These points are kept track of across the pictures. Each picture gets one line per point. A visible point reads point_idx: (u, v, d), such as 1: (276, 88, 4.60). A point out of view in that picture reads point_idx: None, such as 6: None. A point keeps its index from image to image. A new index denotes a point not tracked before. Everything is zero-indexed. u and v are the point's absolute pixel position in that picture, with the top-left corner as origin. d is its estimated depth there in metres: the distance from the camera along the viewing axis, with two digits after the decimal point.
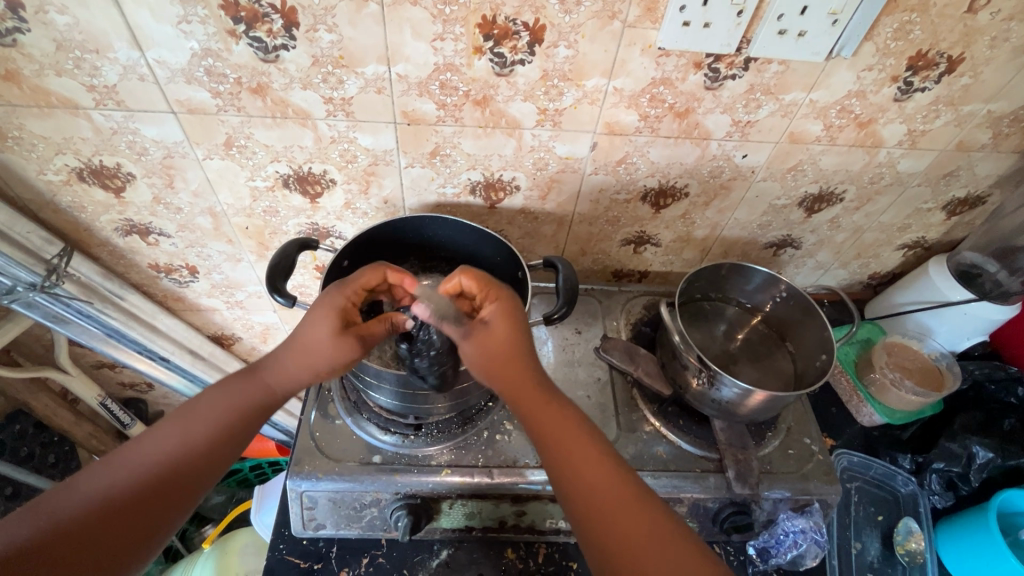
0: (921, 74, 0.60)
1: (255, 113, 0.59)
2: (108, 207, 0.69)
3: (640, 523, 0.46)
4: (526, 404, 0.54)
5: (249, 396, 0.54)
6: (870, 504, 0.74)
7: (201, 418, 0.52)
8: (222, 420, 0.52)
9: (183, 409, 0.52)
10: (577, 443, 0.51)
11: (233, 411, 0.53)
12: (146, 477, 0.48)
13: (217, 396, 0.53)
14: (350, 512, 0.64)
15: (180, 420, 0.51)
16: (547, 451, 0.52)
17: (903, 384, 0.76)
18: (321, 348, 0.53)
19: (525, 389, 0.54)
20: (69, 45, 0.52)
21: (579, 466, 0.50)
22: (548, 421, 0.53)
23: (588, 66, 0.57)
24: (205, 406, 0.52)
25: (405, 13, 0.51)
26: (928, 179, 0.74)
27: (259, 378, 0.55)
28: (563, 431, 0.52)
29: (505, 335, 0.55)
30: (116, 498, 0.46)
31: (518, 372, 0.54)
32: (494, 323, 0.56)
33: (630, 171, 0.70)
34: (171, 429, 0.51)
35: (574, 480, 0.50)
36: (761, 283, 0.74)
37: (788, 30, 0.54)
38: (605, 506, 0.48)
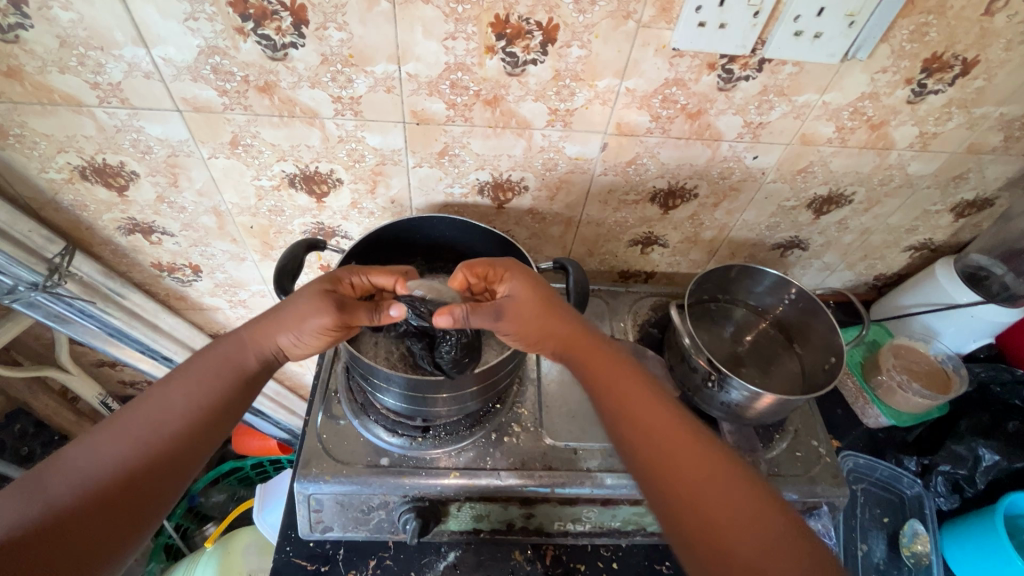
0: (935, 76, 0.60)
1: (262, 111, 0.58)
2: (111, 206, 0.68)
3: (699, 457, 0.46)
4: (576, 353, 0.55)
5: (236, 364, 0.53)
6: (876, 505, 0.75)
7: (185, 387, 0.51)
8: (209, 390, 0.51)
9: (164, 382, 0.51)
10: (633, 388, 0.52)
11: (219, 381, 0.52)
12: (139, 451, 0.47)
13: (196, 366, 0.52)
14: (357, 514, 0.63)
15: (164, 393, 0.50)
16: (602, 397, 0.53)
17: (910, 387, 0.76)
18: (302, 312, 0.53)
19: (568, 338, 0.55)
20: (73, 42, 0.51)
21: (635, 408, 0.51)
22: (602, 369, 0.54)
23: (600, 67, 0.56)
24: (186, 377, 0.51)
25: (417, 11, 0.50)
26: (937, 181, 0.74)
27: (241, 346, 0.54)
28: (617, 377, 0.53)
29: (531, 299, 0.55)
30: (110, 474, 0.45)
31: (562, 326, 0.55)
32: (518, 292, 0.56)
33: (639, 171, 0.69)
34: (157, 403, 0.49)
35: (631, 421, 0.50)
36: (770, 286, 0.74)
37: (804, 31, 0.53)
38: (655, 431, 0.48)
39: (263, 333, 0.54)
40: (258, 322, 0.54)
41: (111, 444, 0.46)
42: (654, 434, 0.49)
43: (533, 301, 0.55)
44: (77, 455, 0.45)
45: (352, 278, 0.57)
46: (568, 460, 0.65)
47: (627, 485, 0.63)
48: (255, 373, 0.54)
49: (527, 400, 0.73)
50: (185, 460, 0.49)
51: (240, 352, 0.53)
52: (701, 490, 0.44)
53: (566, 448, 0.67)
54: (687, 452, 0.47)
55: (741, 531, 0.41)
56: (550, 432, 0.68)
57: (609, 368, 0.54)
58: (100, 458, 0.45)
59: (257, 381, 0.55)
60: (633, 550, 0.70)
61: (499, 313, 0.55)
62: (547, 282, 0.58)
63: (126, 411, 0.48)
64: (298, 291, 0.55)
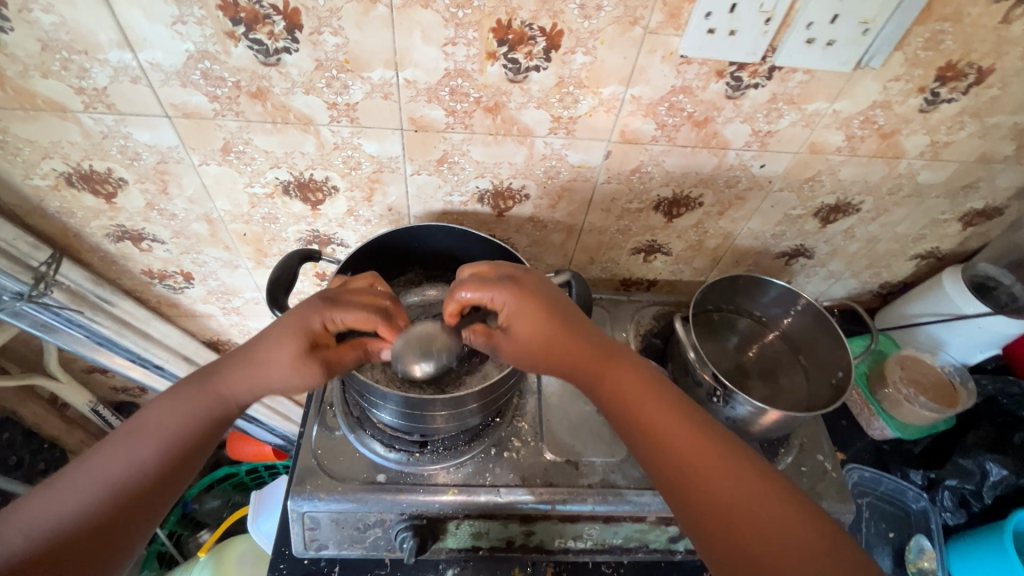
0: (949, 85, 0.58)
1: (254, 118, 0.56)
2: (99, 213, 0.66)
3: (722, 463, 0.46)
4: (590, 369, 0.53)
5: (203, 408, 0.50)
6: (881, 520, 0.73)
7: (154, 432, 0.49)
8: (174, 435, 0.49)
9: (130, 423, 0.49)
10: (648, 394, 0.51)
11: (185, 425, 0.49)
12: (99, 502, 0.45)
13: (169, 408, 0.50)
14: (353, 532, 0.62)
15: (130, 436, 0.48)
16: (617, 407, 0.52)
17: (917, 400, 0.75)
18: (276, 370, 0.50)
19: (570, 352, 0.53)
20: (55, 46, 0.48)
21: (652, 417, 0.50)
22: (615, 377, 0.52)
23: (605, 74, 0.55)
24: (158, 420, 0.49)
25: (416, 16, 0.48)
26: (947, 190, 0.73)
27: (214, 392, 0.51)
28: (632, 386, 0.52)
29: (533, 334, 0.52)
30: (66, 525, 0.44)
31: (568, 346, 0.52)
32: (515, 327, 0.53)
33: (644, 180, 0.67)
34: (121, 446, 0.48)
35: (650, 432, 0.49)
36: (777, 297, 0.72)
37: (816, 39, 0.52)
38: (658, 423, 0.49)
39: (233, 378, 0.51)
40: (228, 364, 0.51)
41: (75, 490, 0.45)
42: (676, 445, 0.48)
43: (533, 336, 0.52)
44: (37, 501, 0.45)
45: (323, 324, 0.51)
46: (569, 476, 0.64)
47: (629, 502, 0.61)
48: (225, 417, 0.52)
49: (527, 413, 0.71)
50: (144, 510, 0.47)
51: (208, 395, 0.50)
52: (729, 499, 0.44)
53: (567, 463, 0.65)
54: (710, 461, 0.46)
55: (774, 536, 0.42)
56: (551, 447, 0.67)
57: (622, 377, 0.52)
58: (60, 507, 0.44)
59: (228, 423, 0.53)
60: (635, 566, 0.69)
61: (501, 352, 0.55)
62: (546, 308, 0.52)
63: (88, 455, 0.47)
64: (273, 341, 0.50)
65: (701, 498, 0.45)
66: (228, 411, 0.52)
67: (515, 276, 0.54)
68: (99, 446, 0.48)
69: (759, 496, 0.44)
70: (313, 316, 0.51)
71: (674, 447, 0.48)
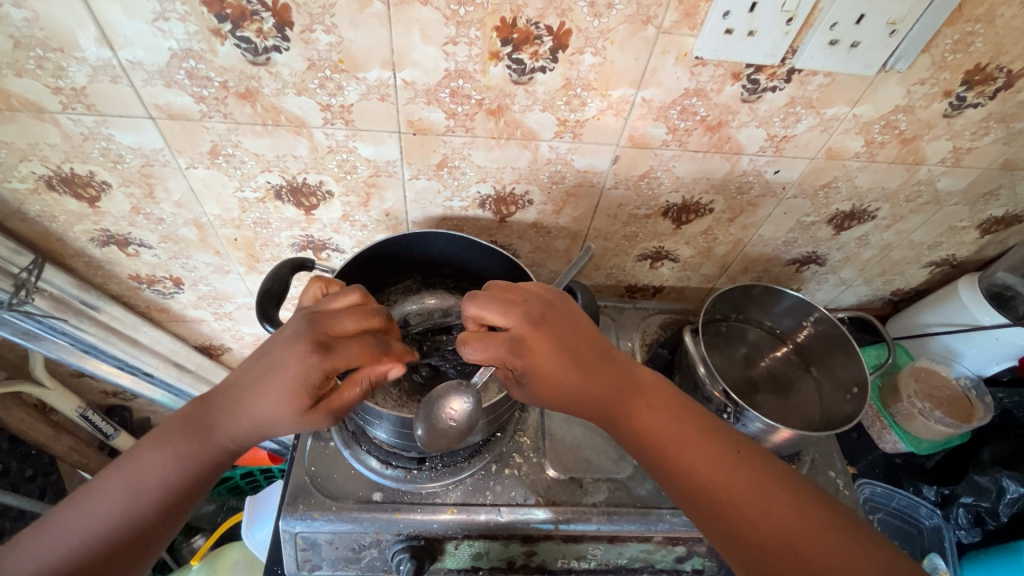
0: (976, 89, 0.55)
1: (243, 120, 0.53)
2: (82, 217, 0.63)
3: (749, 480, 0.46)
4: (607, 400, 0.50)
5: (196, 453, 0.48)
6: (893, 537, 0.72)
7: (150, 475, 0.47)
8: (169, 477, 0.47)
9: (127, 459, 0.48)
10: (668, 418, 0.50)
11: (179, 470, 0.47)
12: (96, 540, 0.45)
13: (167, 452, 0.47)
14: (348, 553, 0.59)
15: (126, 475, 0.47)
16: (638, 440, 0.50)
17: (932, 414, 0.72)
18: (278, 424, 0.46)
19: (585, 397, 0.49)
20: (29, 43, 0.45)
21: (664, 433, 0.49)
22: (635, 408, 0.50)
23: (615, 76, 0.52)
24: (154, 463, 0.47)
25: (414, 13, 0.45)
26: (967, 197, 0.70)
27: (211, 440, 0.48)
28: (653, 413, 0.50)
29: (550, 395, 0.49)
30: (63, 563, 0.44)
31: (588, 392, 0.49)
32: (529, 388, 0.49)
33: (653, 185, 0.65)
34: (118, 484, 0.47)
35: (669, 453, 0.48)
36: (789, 307, 0.70)
37: (840, 40, 0.48)
38: (670, 440, 0.49)
39: (228, 424, 0.47)
40: (223, 409, 0.47)
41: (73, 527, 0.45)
42: (705, 472, 0.47)
43: (551, 394, 0.49)
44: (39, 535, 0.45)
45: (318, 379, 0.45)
46: (573, 494, 0.61)
47: (636, 522, 0.59)
48: (223, 460, 0.49)
49: (528, 427, 0.69)
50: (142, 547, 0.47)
51: (203, 440, 0.48)
52: (767, 517, 0.45)
53: (571, 480, 0.63)
54: (739, 479, 0.46)
55: (796, 544, 0.44)
56: (554, 463, 0.64)
57: (642, 405, 0.50)
58: (58, 544, 0.45)
59: (228, 463, 0.50)
60: None
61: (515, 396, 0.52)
62: (565, 378, 0.48)
63: (91, 486, 0.47)
64: (272, 396, 0.45)
65: (738, 523, 0.45)
66: (225, 455, 0.49)
67: (529, 332, 0.48)
68: (97, 480, 0.48)
69: (791, 507, 0.45)
70: (312, 369, 0.45)
71: (704, 474, 0.47)
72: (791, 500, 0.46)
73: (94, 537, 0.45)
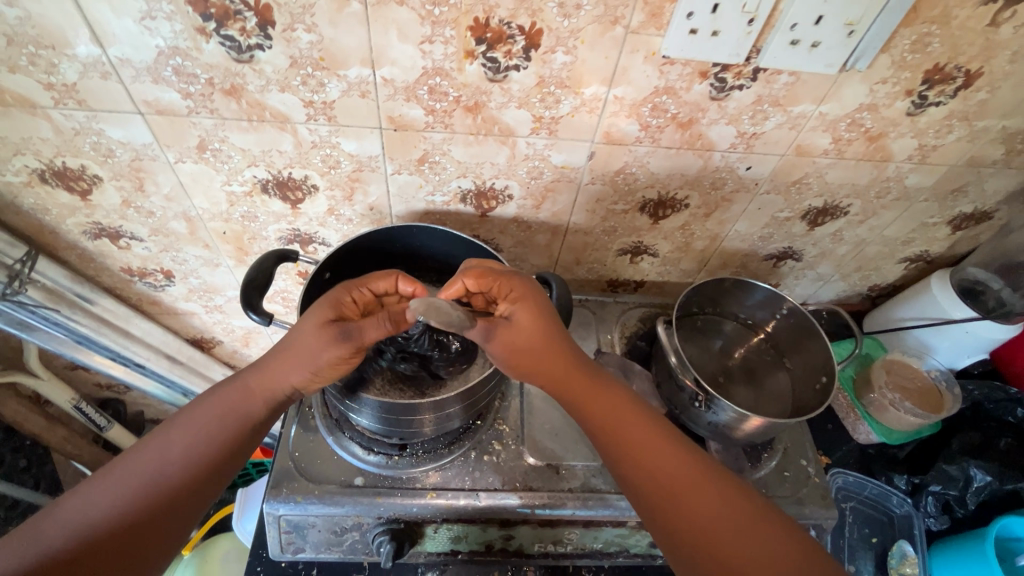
0: (937, 88, 0.57)
1: (230, 115, 0.55)
2: (74, 210, 0.65)
3: (699, 482, 0.48)
4: (573, 387, 0.54)
5: (237, 409, 0.52)
6: (865, 525, 0.74)
7: (184, 433, 0.50)
8: (209, 433, 0.51)
9: (168, 425, 0.51)
10: (627, 416, 0.53)
11: (219, 426, 0.51)
12: (130, 500, 0.46)
13: (202, 407, 0.52)
14: (330, 536, 0.61)
15: (169, 435, 0.50)
16: (597, 430, 0.53)
17: (902, 405, 0.75)
18: (307, 346, 0.51)
19: (558, 372, 0.54)
20: (21, 40, 0.47)
21: (622, 428, 0.52)
22: (596, 402, 0.54)
23: (587, 74, 0.54)
24: (188, 420, 0.51)
25: (391, 13, 0.47)
26: (935, 194, 0.72)
27: (244, 391, 0.52)
28: (613, 409, 0.53)
29: (533, 325, 0.53)
30: (96, 525, 0.45)
31: (561, 362, 0.54)
32: (519, 314, 0.54)
33: (628, 181, 0.67)
34: (153, 448, 0.49)
35: (624, 447, 0.51)
36: (763, 300, 0.72)
37: (801, 40, 0.51)
38: (628, 435, 0.52)
39: (265, 375, 0.52)
40: (261, 365, 0.53)
41: (103, 491, 0.46)
42: (654, 467, 0.50)
43: (517, 348, 0.53)
44: (72, 504, 0.46)
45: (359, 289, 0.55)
46: (549, 480, 0.63)
47: (611, 507, 0.61)
48: (260, 419, 0.53)
49: (508, 416, 0.71)
50: (176, 510, 0.48)
51: (243, 397, 0.52)
52: (706, 519, 0.47)
53: (548, 467, 0.65)
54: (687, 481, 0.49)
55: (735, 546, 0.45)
56: (533, 451, 0.66)
57: (605, 403, 0.54)
58: (97, 505, 0.46)
59: (263, 426, 0.54)
60: (615, 570, 0.68)
61: (489, 333, 0.53)
62: (552, 309, 0.55)
63: (129, 453, 0.50)
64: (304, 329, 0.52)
65: (678, 517, 0.47)
66: (262, 413, 0.53)
67: (501, 281, 0.55)
68: (133, 450, 0.50)
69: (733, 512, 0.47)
70: (342, 289, 0.55)
71: (652, 470, 0.50)
72: (737, 507, 0.47)
73: (134, 495, 0.47)
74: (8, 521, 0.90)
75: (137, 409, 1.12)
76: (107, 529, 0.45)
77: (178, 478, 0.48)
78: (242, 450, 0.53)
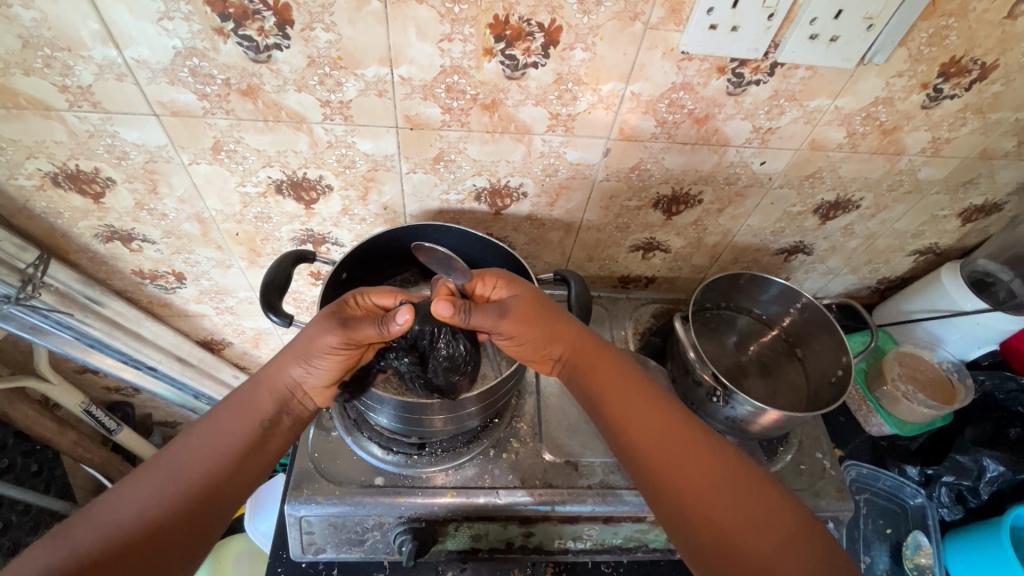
0: (952, 81, 0.57)
1: (245, 116, 0.55)
2: (86, 213, 0.64)
3: (701, 454, 0.49)
4: (582, 357, 0.56)
5: (256, 407, 0.52)
6: (879, 516, 0.74)
7: (207, 437, 0.50)
8: (232, 433, 0.50)
9: (184, 433, 0.50)
10: (630, 391, 0.54)
11: (242, 426, 0.51)
12: (158, 504, 0.46)
13: (223, 412, 0.51)
14: (351, 536, 0.61)
15: (185, 440, 0.49)
16: (599, 400, 0.55)
17: (915, 397, 0.75)
18: (310, 343, 0.51)
19: (571, 345, 0.56)
20: (37, 42, 0.47)
21: (622, 401, 0.53)
22: (599, 375, 0.55)
23: (605, 70, 0.54)
24: (209, 425, 0.50)
25: (410, 11, 0.47)
26: (947, 186, 0.72)
27: (262, 393, 0.53)
28: (614, 382, 0.55)
29: (534, 301, 0.55)
30: (124, 532, 0.43)
31: (567, 337, 0.56)
32: (519, 296, 0.55)
33: (643, 177, 0.67)
34: (173, 454, 0.49)
35: (623, 419, 0.52)
36: (777, 294, 0.72)
37: (820, 34, 0.51)
38: (628, 406, 0.53)
39: (278, 371, 0.53)
40: (273, 365, 0.53)
41: (130, 497, 0.45)
42: (652, 437, 0.51)
43: (529, 320, 0.54)
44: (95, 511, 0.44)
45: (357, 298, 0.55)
46: (568, 477, 0.63)
47: (628, 503, 0.61)
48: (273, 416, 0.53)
49: (525, 413, 0.71)
50: (205, 512, 0.47)
51: (256, 396, 0.52)
52: (707, 488, 0.47)
53: (566, 463, 0.65)
54: (689, 455, 0.49)
55: (728, 520, 0.45)
56: (550, 448, 0.66)
57: (611, 376, 0.55)
58: (124, 509, 0.45)
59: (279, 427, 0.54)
60: (634, 565, 0.69)
61: (502, 311, 0.53)
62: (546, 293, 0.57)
63: (150, 460, 0.48)
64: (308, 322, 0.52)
65: (672, 488, 0.48)
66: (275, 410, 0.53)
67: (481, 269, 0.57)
68: (154, 458, 0.49)
69: (727, 489, 0.47)
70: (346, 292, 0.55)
71: (653, 440, 0.50)
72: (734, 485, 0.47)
73: (161, 503, 0.46)
74: (20, 526, 0.90)
75: (144, 412, 1.12)
76: (136, 533, 0.44)
77: (202, 482, 0.48)
78: (265, 453, 0.53)
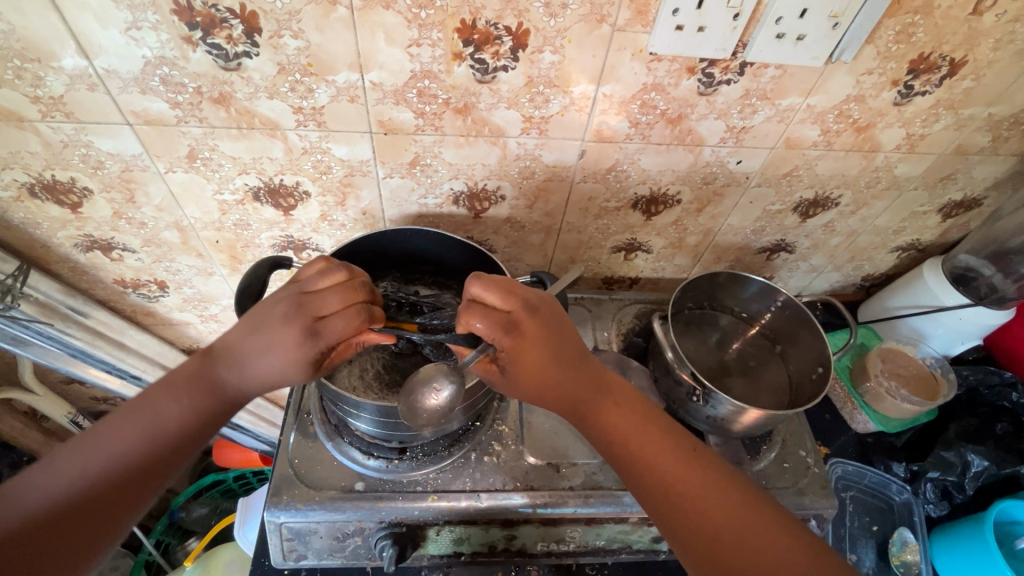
0: (922, 78, 0.58)
1: (219, 124, 0.55)
2: (65, 223, 0.65)
3: (710, 489, 0.49)
4: (583, 396, 0.53)
5: (203, 398, 0.50)
6: (865, 513, 0.74)
7: (151, 418, 0.49)
8: (176, 418, 0.49)
9: (133, 406, 0.49)
10: (631, 419, 0.53)
11: (186, 410, 0.49)
12: (92, 476, 0.46)
13: (169, 393, 0.50)
14: (333, 542, 0.61)
15: (129, 414, 0.49)
16: (603, 433, 0.53)
17: (898, 393, 0.75)
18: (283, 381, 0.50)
19: (570, 389, 0.53)
20: (7, 54, 0.47)
21: (627, 432, 0.52)
22: (603, 408, 0.53)
23: (575, 74, 0.54)
24: (155, 406, 0.49)
25: (377, 17, 0.48)
26: (926, 182, 0.72)
27: (211, 382, 0.50)
28: (618, 416, 0.53)
29: (532, 369, 0.51)
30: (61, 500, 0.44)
31: (567, 385, 0.52)
32: (516, 369, 0.51)
33: (620, 178, 0.67)
34: (116, 427, 0.48)
35: (630, 452, 0.52)
36: (757, 293, 0.72)
37: (786, 34, 0.51)
38: (631, 438, 0.52)
39: (232, 374, 0.50)
40: (225, 362, 0.50)
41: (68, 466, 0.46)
42: (659, 469, 0.50)
43: (526, 391, 0.53)
44: (40, 472, 0.46)
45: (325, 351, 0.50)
46: (550, 479, 0.63)
47: (611, 504, 0.61)
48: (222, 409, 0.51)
49: (507, 416, 0.71)
50: (141, 489, 0.47)
51: (205, 386, 0.50)
52: (717, 528, 0.47)
53: (548, 466, 0.65)
54: (696, 488, 0.49)
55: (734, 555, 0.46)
56: (532, 450, 0.66)
57: (613, 408, 0.53)
58: (61, 477, 0.45)
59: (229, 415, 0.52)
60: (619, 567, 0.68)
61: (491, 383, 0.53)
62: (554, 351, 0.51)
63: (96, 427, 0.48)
64: (275, 356, 0.48)
65: (680, 522, 0.48)
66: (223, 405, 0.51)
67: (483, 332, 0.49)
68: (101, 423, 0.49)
69: (733, 520, 0.48)
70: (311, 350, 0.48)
71: (660, 473, 0.50)
72: (741, 516, 0.48)
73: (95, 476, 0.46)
74: None
75: None
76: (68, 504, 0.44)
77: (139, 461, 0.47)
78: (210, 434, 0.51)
